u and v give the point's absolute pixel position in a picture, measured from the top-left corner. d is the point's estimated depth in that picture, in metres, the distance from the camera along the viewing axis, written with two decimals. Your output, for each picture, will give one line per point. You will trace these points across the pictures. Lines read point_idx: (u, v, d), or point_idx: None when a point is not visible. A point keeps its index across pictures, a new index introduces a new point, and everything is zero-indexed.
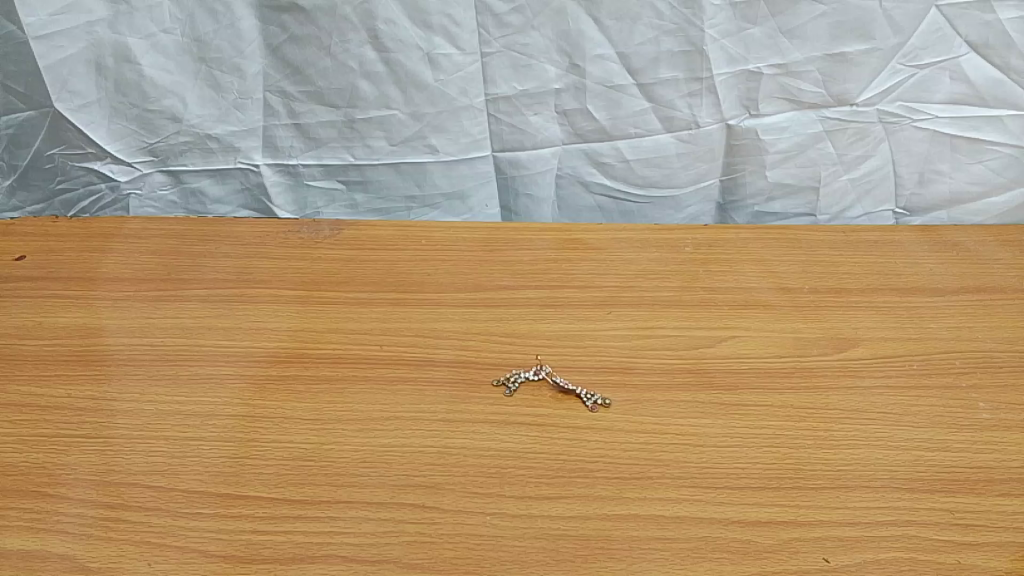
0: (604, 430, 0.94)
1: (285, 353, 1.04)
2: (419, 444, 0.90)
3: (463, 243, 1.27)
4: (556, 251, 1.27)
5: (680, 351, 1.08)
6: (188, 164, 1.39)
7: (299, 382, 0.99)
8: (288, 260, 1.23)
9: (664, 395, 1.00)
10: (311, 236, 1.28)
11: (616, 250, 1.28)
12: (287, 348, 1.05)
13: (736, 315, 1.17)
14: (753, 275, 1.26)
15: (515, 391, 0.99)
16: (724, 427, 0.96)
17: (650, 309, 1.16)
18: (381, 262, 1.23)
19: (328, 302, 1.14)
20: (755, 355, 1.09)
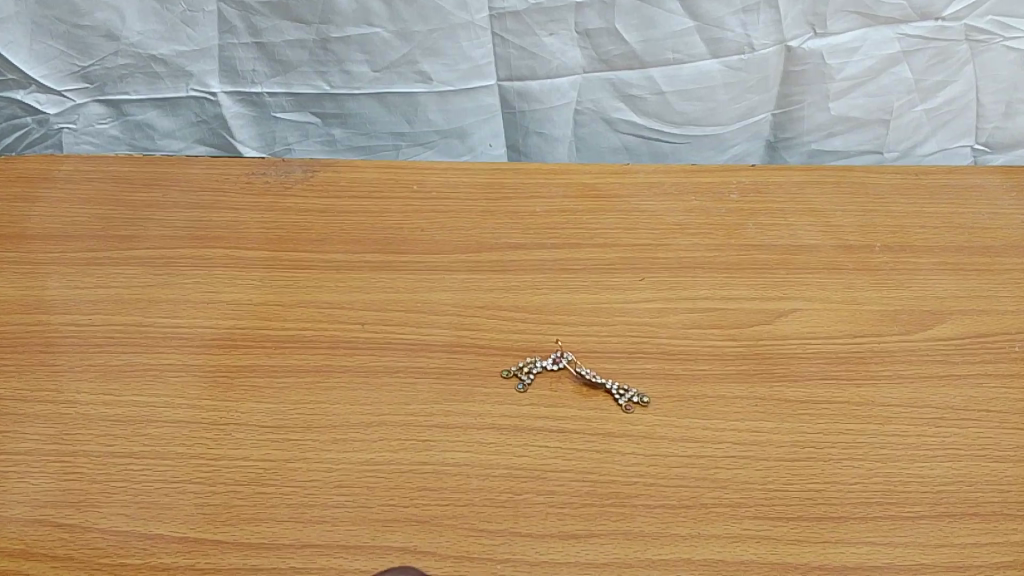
0: (642, 439, 0.75)
1: (241, 334, 0.83)
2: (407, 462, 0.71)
3: (463, 191, 1.05)
4: (575, 200, 1.05)
5: (732, 330, 0.88)
6: (131, 91, 1.16)
7: (257, 374, 0.79)
8: (251, 212, 1.01)
9: (714, 389, 0.80)
10: (279, 181, 1.06)
11: (648, 198, 1.06)
12: (244, 327, 0.84)
13: (796, 282, 0.95)
14: (814, 229, 1.04)
15: (528, 387, 0.79)
16: (791, 434, 0.77)
17: (692, 275, 0.95)
18: (363, 214, 1.01)
19: (299, 267, 0.93)
20: (823, 333, 0.88)
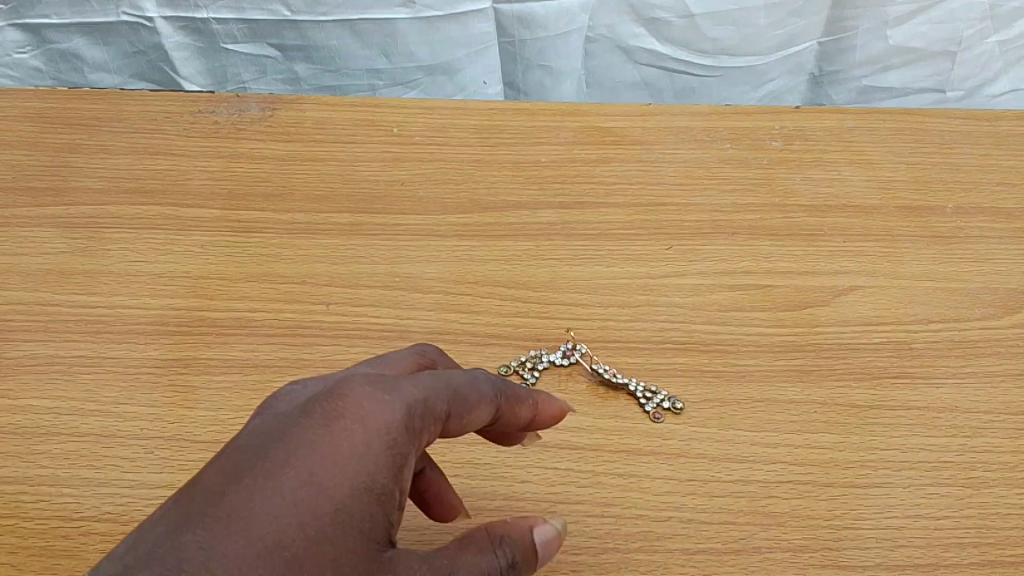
0: (674, 458, 0.60)
1: (175, 318, 0.67)
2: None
3: (452, 136, 0.87)
4: (587, 147, 0.87)
5: (780, 313, 0.72)
6: (51, 14, 0.97)
7: (192, 372, 0.63)
8: (195, 160, 0.84)
9: (761, 392, 0.65)
10: (231, 121, 0.88)
11: (674, 145, 0.88)
12: (179, 309, 0.68)
13: (855, 251, 0.79)
14: (873, 186, 0.87)
15: (531, 389, 0.65)
16: (859, 451, 0.62)
17: (729, 242, 0.78)
18: (331, 164, 0.83)
19: (250, 230, 0.76)
20: (891, 318, 0.73)
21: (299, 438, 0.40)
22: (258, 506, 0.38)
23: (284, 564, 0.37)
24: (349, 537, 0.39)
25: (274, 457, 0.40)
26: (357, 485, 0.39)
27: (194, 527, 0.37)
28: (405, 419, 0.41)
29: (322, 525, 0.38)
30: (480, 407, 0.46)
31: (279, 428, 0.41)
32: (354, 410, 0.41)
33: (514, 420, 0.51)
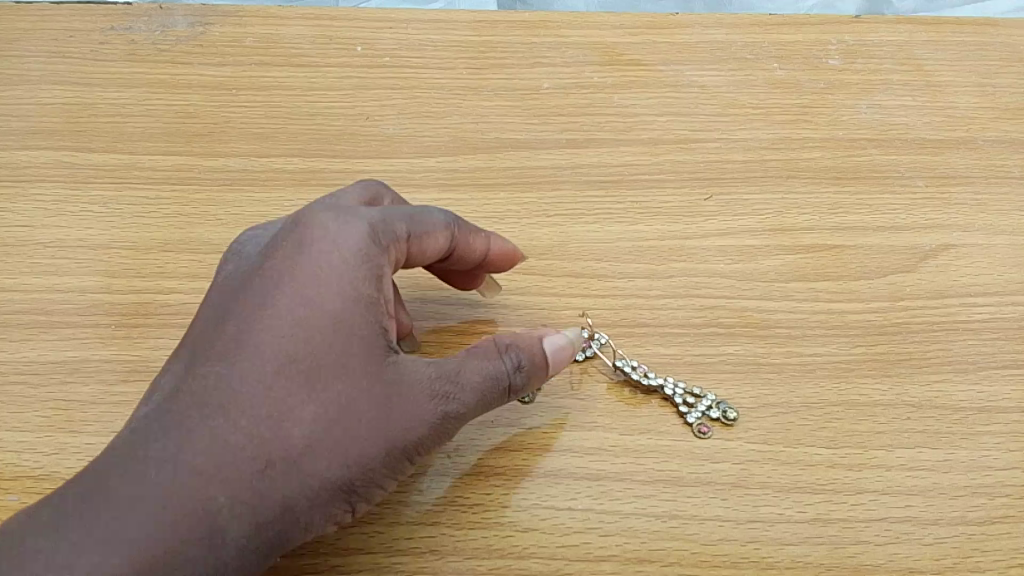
0: (728, 491, 0.45)
1: (77, 312, 0.52)
2: (325, 560, 0.42)
3: (430, 54, 0.69)
4: (601, 67, 0.69)
5: (856, 283, 0.56)
6: None
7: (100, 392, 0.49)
8: (104, 91, 0.65)
9: (839, 392, 0.50)
10: (151, 38, 0.70)
11: (710, 64, 0.70)
12: (82, 301, 0.53)
13: (941, 199, 0.62)
14: (958, 112, 0.69)
15: (534, 395, 0.48)
16: (969, 474, 0.47)
17: (786, 187, 0.62)
18: (276, 93, 0.66)
19: (170, 184, 0.59)
20: (994, 287, 0.56)
21: (278, 267, 0.40)
22: (261, 330, 0.39)
23: (297, 384, 0.38)
24: (355, 348, 0.39)
25: (268, 284, 0.40)
26: (350, 299, 0.40)
27: (207, 362, 0.39)
28: (370, 237, 0.41)
29: (321, 344, 0.39)
30: (438, 235, 0.45)
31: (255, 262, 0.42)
32: (320, 231, 0.41)
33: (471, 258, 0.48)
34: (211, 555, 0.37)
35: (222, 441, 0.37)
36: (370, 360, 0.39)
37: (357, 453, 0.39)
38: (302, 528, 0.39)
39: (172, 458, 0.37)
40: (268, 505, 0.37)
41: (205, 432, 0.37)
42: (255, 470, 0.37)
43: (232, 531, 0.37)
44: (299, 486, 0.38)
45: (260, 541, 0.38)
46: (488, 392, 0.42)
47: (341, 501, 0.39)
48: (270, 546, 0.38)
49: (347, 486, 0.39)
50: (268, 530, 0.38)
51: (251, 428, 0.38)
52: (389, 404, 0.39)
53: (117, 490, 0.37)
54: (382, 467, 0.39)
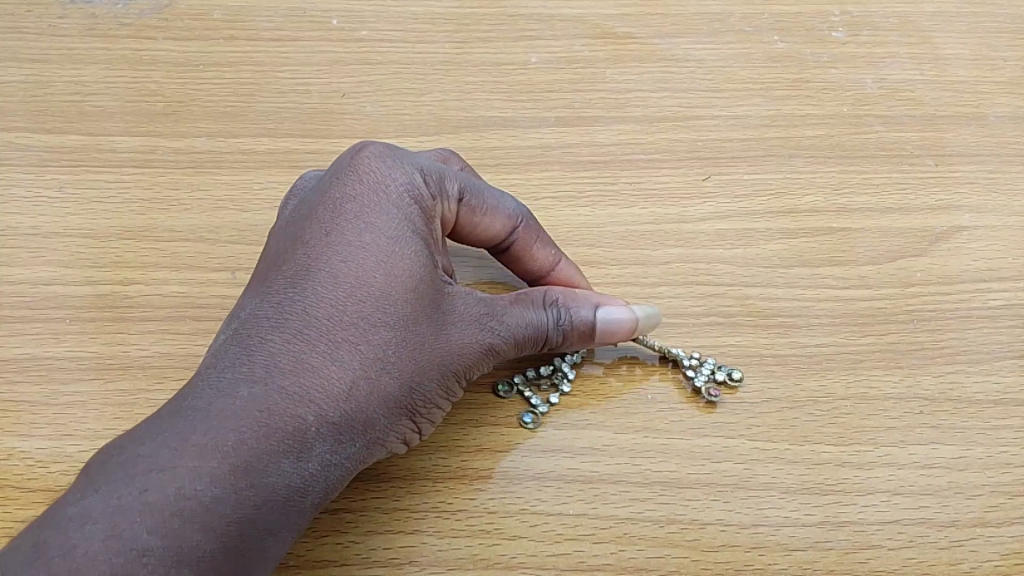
0: (730, 492, 0.42)
1: (30, 307, 0.48)
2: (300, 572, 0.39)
3: (411, 27, 0.65)
4: (592, 41, 0.65)
5: (862, 267, 0.53)
6: None
7: (55, 391, 0.46)
8: (61, 67, 0.61)
9: (845, 384, 0.46)
10: (113, 11, 0.65)
11: (709, 35, 0.67)
12: (36, 292, 0.49)
13: (951, 177, 0.59)
14: (968, 87, 0.66)
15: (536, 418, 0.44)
16: (984, 472, 0.44)
17: (787, 167, 0.58)
18: (246, 69, 0.61)
19: (132, 167, 0.55)
20: (1007, 271, 0.53)
21: (342, 195, 0.40)
22: (333, 255, 0.38)
23: (371, 303, 0.38)
24: (427, 274, 0.39)
25: (335, 212, 0.39)
26: (417, 229, 0.40)
27: (281, 283, 0.38)
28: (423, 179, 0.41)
29: (391, 265, 0.38)
30: (494, 218, 0.45)
31: (314, 194, 0.41)
32: (379, 168, 0.41)
33: (530, 263, 0.47)
34: (299, 473, 0.35)
35: (305, 361, 0.36)
36: (437, 286, 0.39)
37: (425, 378, 0.39)
38: (374, 449, 0.38)
39: (257, 377, 0.36)
40: (351, 425, 0.37)
41: (286, 353, 0.36)
42: (339, 388, 0.36)
43: (319, 448, 0.36)
44: (378, 407, 0.37)
45: (340, 461, 0.37)
46: (531, 339, 0.42)
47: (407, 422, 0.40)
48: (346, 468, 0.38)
49: (416, 405, 0.39)
50: (348, 449, 0.37)
51: (333, 348, 0.37)
52: (452, 328, 0.40)
53: (203, 407, 0.35)
54: (443, 387, 0.40)
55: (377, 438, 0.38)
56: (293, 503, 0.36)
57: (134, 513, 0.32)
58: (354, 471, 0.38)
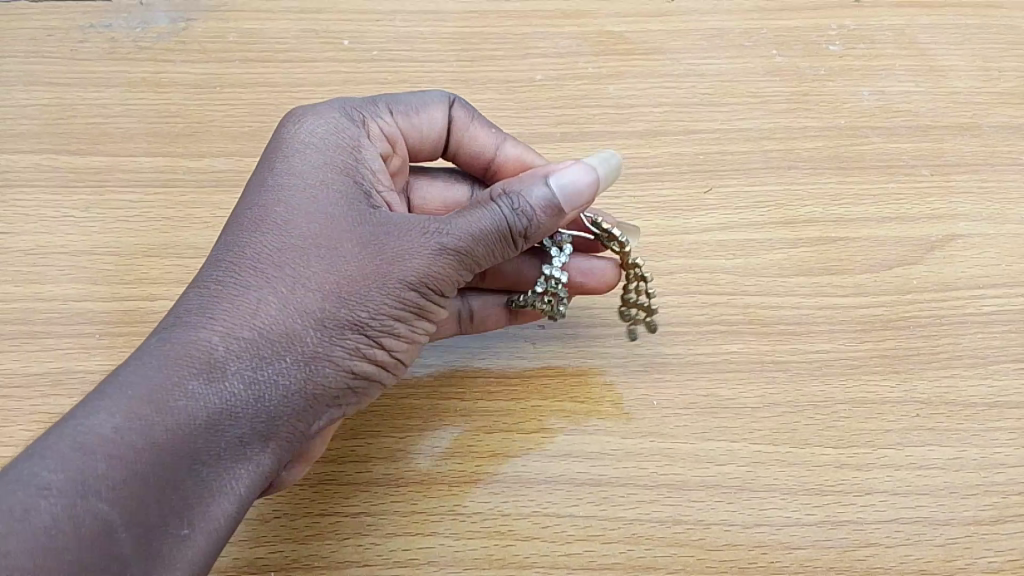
0: (734, 493, 0.44)
1: (59, 321, 0.51)
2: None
3: (420, 46, 0.67)
4: (594, 58, 0.67)
5: (861, 276, 0.54)
6: None
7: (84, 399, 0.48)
8: (85, 91, 0.64)
9: (844, 389, 0.48)
10: (133, 36, 0.68)
11: (709, 51, 0.69)
12: (65, 308, 0.51)
13: (946, 187, 0.61)
14: (961, 98, 0.68)
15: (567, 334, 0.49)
16: (979, 472, 0.45)
17: (787, 179, 0.60)
18: (262, 90, 0.64)
19: (155, 187, 0.58)
20: (1001, 278, 0.55)
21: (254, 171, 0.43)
22: (245, 213, 0.40)
23: (281, 239, 0.39)
24: (337, 206, 0.40)
25: (253, 179, 0.42)
26: (324, 173, 0.42)
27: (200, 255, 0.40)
28: (334, 117, 0.45)
29: (296, 204, 0.40)
30: (428, 111, 0.49)
31: None
32: (294, 120, 0.45)
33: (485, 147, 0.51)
34: (214, 392, 0.35)
35: (215, 297, 0.37)
36: (354, 211, 0.40)
37: (352, 293, 0.38)
38: (313, 367, 0.37)
39: (168, 324, 0.37)
40: (268, 340, 0.37)
41: (197, 299, 0.38)
42: (249, 308, 0.37)
43: (236, 363, 0.36)
44: (298, 324, 0.37)
45: (267, 377, 0.36)
46: (495, 238, 0.40)
47: (351, 341, 0.38)
48: (282, 387, 0.36)
49: (354, 321, 0.38)
50: (274, 363, 0.36)
51: (246, 280, 0.38)
52: (381, 242, 0.39)
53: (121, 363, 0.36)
54: (383, 302, 0.39)
55: (310, 354, 0.37)
56: (219, 423, 0.35)
57: (43, 457, 0.32)
58: (292, 391, 0.37)
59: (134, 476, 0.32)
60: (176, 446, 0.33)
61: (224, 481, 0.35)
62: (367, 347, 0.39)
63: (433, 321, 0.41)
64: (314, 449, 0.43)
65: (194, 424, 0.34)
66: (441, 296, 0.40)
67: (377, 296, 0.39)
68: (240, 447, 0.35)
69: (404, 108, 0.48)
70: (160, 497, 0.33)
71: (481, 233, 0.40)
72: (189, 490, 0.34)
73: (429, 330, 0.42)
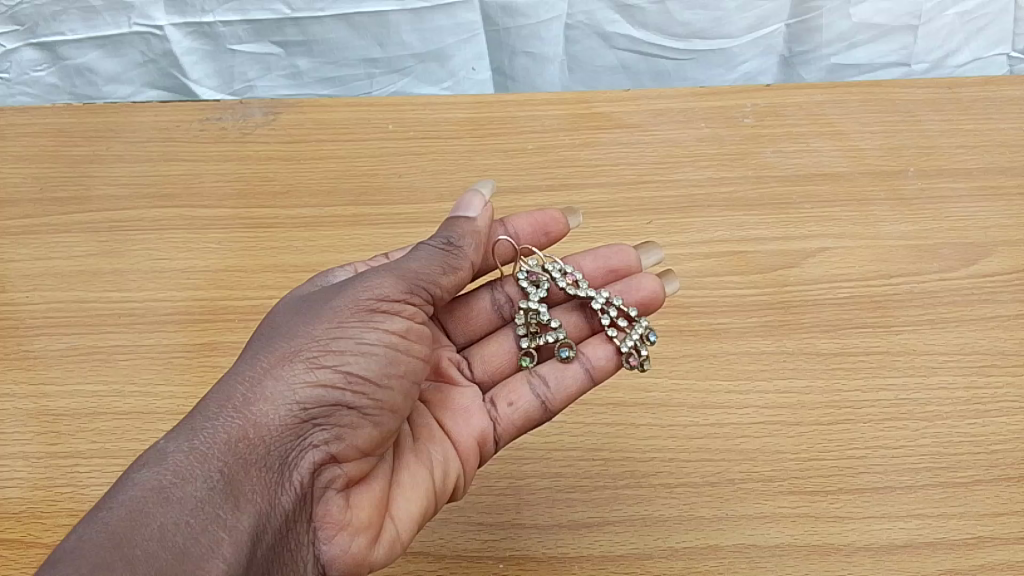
0: (657, 408, 0.66)
1: (201, 308, 0.75)
2: None
3: (446, 128, 0.94)
4: (570, 132, 0.94)
5: (756, 276, 0.78)
6: (66, 31, 1.06)
7: (220, 355, 0.71)
8: (207, 162, 0.90)
9: (737, 345, 0.71)
10: (238, 126, 0.94)
11: (654, 127, 0.95)
12: (204, 300, 0.75)
13: (822, 216, 0.85)
14: (840, 152, 0.93)
15: (575, 351, 0.61)
16: (824, 393, 0.68)
17: (705, 214, 0.85)
18: (333, 160, 0.90)
19: (262, 225, 0.83)
20: (855, 275, 0.79)
21: None
22: None
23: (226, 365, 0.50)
24: (269, 324, 0.52)
25: None
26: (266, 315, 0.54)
27: None
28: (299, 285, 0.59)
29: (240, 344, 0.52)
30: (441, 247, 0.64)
31: None
32: None
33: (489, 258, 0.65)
34: (164, 465, 0.43)
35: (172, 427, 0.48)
36: (286, 314, 0.52)
37: (282, 352, 0.48)
38: (254, 411, 0.46)
39: None
40: (206, 412, 0.46)
41: None
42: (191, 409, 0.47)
43: (175, 441, 0.44)
44: (231, 392, 0.47)
45: (203, 437, 0.45)
46: (405, 269, 0.53)
47: (291, 382, 0.47)
48: (222, 440, 0.45)
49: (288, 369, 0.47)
50: (212, 426, 0.45)
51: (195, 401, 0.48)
52: (303, 313, 0.51)
53: None
54: (311, 339, 0.49)
55: (246, 404, 0.46)
56: (172, 488, 0.42)
57: None
58: (235, 438, 0.45)
59: (118, 551, 0.39)
60: (132, 514, 0.41)
61: (206, 529, 0.42)
62: (311, 377, 0.47)
63: (387, 339, 0.49)
64: (347, 514, 0.49)
65: (151, 495, 0.42)
66: (372, 311, 0.50)
67: (307, 338, 0.49)
68: (206, 500, 0.43)
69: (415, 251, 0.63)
70: (146, 562, 0.39)
71: (400, 262, 0.53)
72: (162, 547, 0.40)
73: (388, 344, 0.49)
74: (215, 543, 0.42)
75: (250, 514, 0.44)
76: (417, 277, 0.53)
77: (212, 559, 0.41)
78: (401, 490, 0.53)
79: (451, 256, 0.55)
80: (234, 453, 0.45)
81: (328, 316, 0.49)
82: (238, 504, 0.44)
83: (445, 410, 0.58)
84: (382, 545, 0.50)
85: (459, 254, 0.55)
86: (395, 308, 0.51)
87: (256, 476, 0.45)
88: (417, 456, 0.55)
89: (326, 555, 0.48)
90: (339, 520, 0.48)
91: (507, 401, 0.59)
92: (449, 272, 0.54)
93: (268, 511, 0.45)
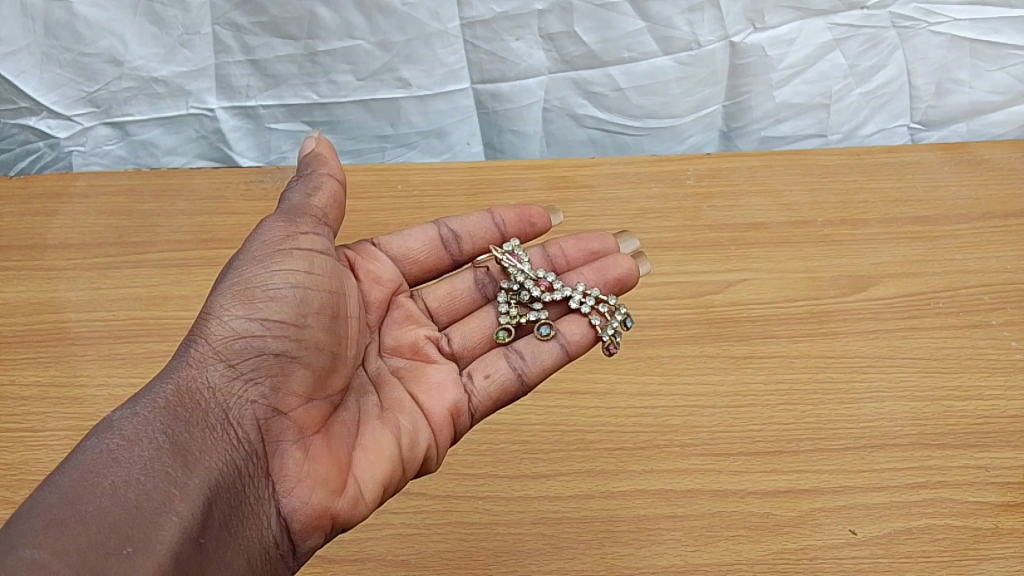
0: (605, 396, 0.86)
1: None
2: None
3: (444, 187, 1.16)
4: (545, 192, 1.16)
5: (686, 299, 0.98)
6: (134, 112, 1.30)
7: None
8: (252, 214, 1.11)
9: (670, 350, 0.91)
10: (276, 186, 1.16)
11: (613, 186, 1.17)
12: None
13: (745, 254, 1.06)
14: (764, 205, 1.14)
15: (553, 329, 0.79)
16: (736, 384, 0.88)
17: (651, 254, 1.06)
18: (353, 213, 1.12)
19: None
20: (767, 298, 0.99)
21: None
22: None
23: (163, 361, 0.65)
24: None
25: None
26: None
27: None
28: None
29: None
30: (425, 233, 0.84)
31: None
32: None
33: (466, 239, 0.85)
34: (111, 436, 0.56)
35: None
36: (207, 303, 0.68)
37: (202, 329, 0.63)
38: (186, 377, 0.61)
39: None
40: (147, 390, 0.61)
41: None
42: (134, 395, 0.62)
43: (120, 415, 0.58)
44: (166, 374, 0.62)
45: (143, 405, 0.59)
46: (289, 209, 0.71)
47: (218, 345, 0.63)
48: (162, 408, 0.59)
49: (212, 332, 0.63)
50: (150, 397, 0.60)
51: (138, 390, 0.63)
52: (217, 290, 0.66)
53: None
54: (222, 301, 0.64)
55: (179, 377, 0.61)
56: (120, 450, 0.56)
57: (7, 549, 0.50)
58: (172, 403, 0.60)
59: (74, 507, 0.51)
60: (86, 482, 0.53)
61: (157, 482, 0.55)
62: (232, 337, 0.63)
63: (288, 283, 0.66)
64: (303, 469, 0.63)
65: (100, 458, 0.55)
66: (270, 264, 0.66)
67: (220, 304, 0.64)
68: (154, 459, 0.56)
69: (403, 240, 0.82)
70: (102, 514, 0.51)
71: (280, 214, 0.71)
72: (118, 503, 0.52)
73: (292, 295, 0.66)
74: (168, 496, 0.54)
75: (199, 475, 0.57)
76: (296, 212, 0.71)
77: (167, 509, 0.54)
78: (361, 452, 0.66)
79: (312, 181, 0.73)
80: (173, 415, 0.59)
81: (231, 281, 0.65)
82: (186, 462, 0.57)
83: (419, 385, 0.74)
84: (346, 499, 0.64)
85: (317, 179, 0.74)
86: (287, 246, 0.68)
87: (199, 433, 0.59)
88: (384, 422, 0.69)
89: (289, 508, 0.61)
90: (296, 474, 0.62)
91: (484, 374, 0.76)
92: (316, 191, 0.73)
93: (217, 465, 0.59)
